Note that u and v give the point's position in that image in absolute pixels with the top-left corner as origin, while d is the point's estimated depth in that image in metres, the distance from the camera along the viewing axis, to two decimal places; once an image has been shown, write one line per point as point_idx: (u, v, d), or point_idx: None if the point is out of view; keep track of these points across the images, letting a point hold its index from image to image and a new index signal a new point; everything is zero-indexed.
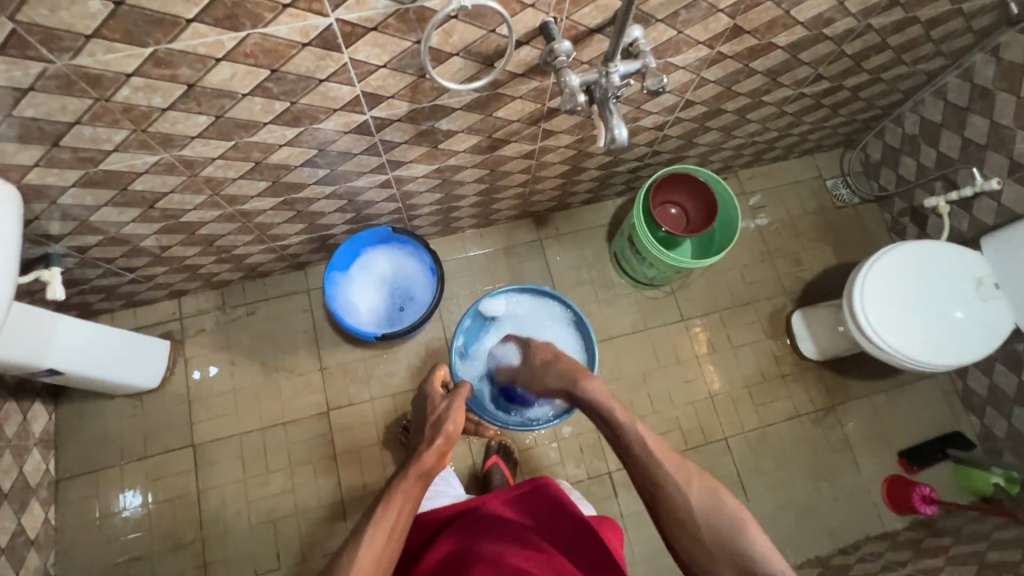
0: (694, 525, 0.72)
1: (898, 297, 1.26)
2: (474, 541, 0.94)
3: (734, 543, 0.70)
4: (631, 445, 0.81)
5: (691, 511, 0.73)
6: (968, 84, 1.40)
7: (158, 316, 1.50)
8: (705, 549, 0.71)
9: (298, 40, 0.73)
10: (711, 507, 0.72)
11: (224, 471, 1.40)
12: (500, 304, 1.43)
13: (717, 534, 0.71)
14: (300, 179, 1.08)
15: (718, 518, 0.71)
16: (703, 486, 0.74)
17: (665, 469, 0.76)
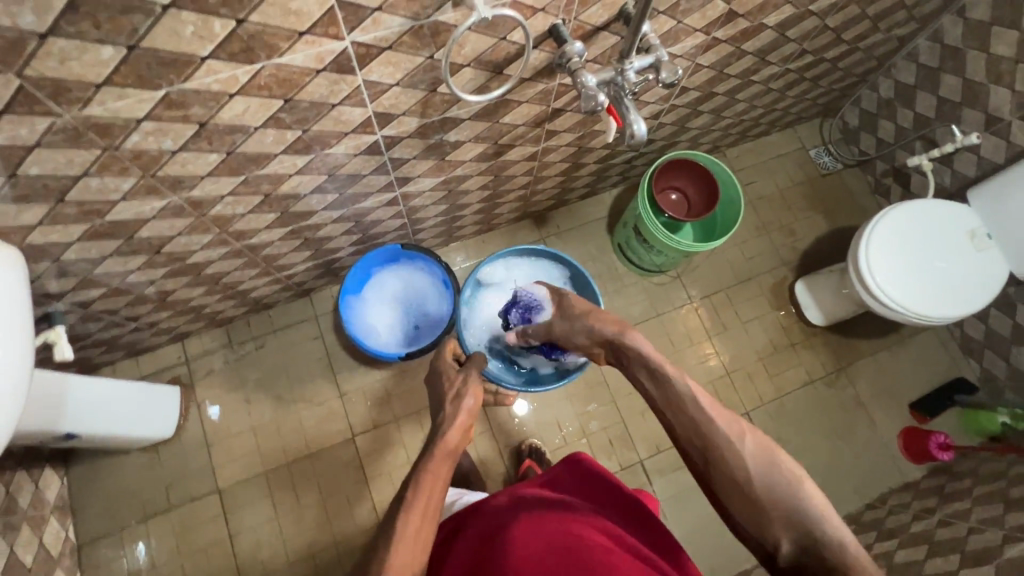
0: (750, 483, 0.68)
1: (901, 257, 1.30)
2: (516, 508, 0.93)
3: (793, 501, 0.66)
4: (680, 401, 0.75)
5: (748, 470, 0.68)
6: (938, 45, 1.45)
7: (162, 362, 1.44)
8: (761, 509, 0.67)
9: (312, 67, 0.71)
10: (766, 464, 0.68)
11: (253, 512, 1.36)
12: (499, 271, 1.36)
13: (773, 491, 0.67)
14: (308, 207, 1.06)
15: (774, 475, 0.68)
16: (758, 445, 0.70)
17: (716, 427, 0.71)
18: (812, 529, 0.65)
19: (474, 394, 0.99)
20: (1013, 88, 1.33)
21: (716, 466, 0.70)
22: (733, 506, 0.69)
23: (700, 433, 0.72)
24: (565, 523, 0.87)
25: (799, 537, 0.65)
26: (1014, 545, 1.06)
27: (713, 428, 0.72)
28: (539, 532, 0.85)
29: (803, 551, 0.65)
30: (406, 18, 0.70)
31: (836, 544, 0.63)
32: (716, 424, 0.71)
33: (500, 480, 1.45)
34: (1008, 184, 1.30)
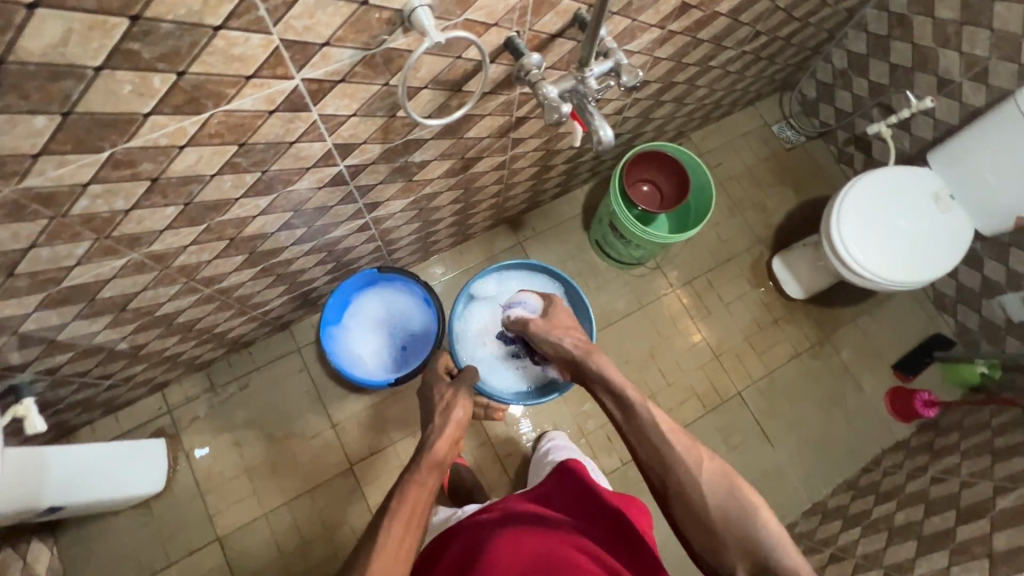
0: (705, 507, 0.76)
1: (872, 227, 1.32)
2: (495, 523, 0.95)
3: (743, 523, 0.74)
4: (644, 427, 0.84)
5: (704, 495, 0.76)
6: (885, 13, 1.48)
7: (142, 415, 1.39)
8: (716, 533, 0.74)
9: (264, 108, 0.68)
10: (720, 489, 0.76)
11: (258, 557, 1.33)
12: (491, 285, 1.38)
13: (726, 515, 0.75)
14: (277, 245, 1.02)
15: (728, 501, 0.75)
16: (714, 472, 0.78)
17: (675, 452, 0.80)
18: (759, 549, 0.72)
19: (462, 406, 1.05)
20: (960, 51, 1.36)
21: (673, 491, 0.78)
22: (687, 526, 0.76)
23: (661, 458, 0.81)
24: (538, 542, 0.89)
25: (747, 557, 0.72)
26: (1005, 496, 1.09)
27: (673, 455, 0.80)
28: (511, 549, 0.87)
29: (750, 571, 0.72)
30: (357, 49, 0.67)
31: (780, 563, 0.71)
32: (676, 450, 0.80)
33: (505, 491, 1.44)
34: (962, 146, 1.34)
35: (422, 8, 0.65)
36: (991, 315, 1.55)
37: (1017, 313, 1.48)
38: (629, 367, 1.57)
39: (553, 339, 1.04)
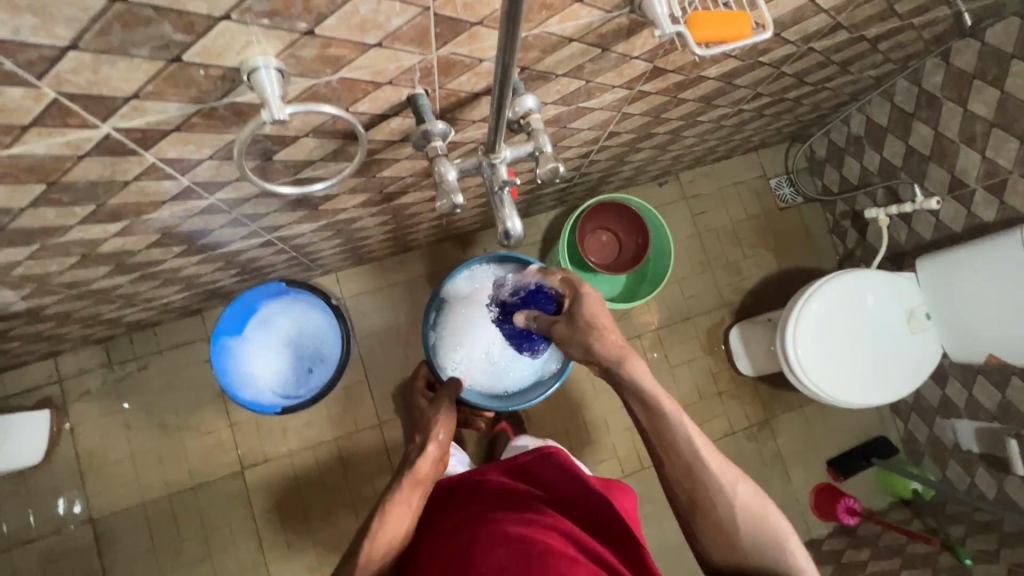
0: (737, 537, 0.66)
1: (831, 335, 1.21)
2: (477, 510, 0.82)
3: (775, 557, 0.65)
4: (677, 442, 0.70)
5: (738, 528, 0.66)
6: (915, 88, 1.29)
7: (30, 381, 1.32)
8: (742, 561, 0.66)
9: (67, 154, 0.55)
10: (755, 521, 0.66)
11: (132, 545, 1.31)
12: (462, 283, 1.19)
13: (758, 542, 0.65)
14: (152, 258, 0.91)
15: (762, 529, 0.66)
16: (749, 494, 0.68)
17: (709, 472, 0.68)
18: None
19: (444, 425, 1.01)
20: (983, 155, 1.20)
21: (700, 515, 0.68)
22: (710, 552, 0.67)
23: (697, 480, 0.68)
24: (515, 522, 0.75)
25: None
26: None
27: (711, 481, 0.68)
28: (492, 538, 0.73)
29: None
30: (183, 103, 0.53)
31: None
32: (712, 472, 0.68)
33: None
34: (955, 262, 1.21)
35: (267, 70, 0.51)
36: (941, 433, 1.46)
37: (966, 442, 1.39)
38: (555, 415, 1.50)
39: (593, 341, 0.76)
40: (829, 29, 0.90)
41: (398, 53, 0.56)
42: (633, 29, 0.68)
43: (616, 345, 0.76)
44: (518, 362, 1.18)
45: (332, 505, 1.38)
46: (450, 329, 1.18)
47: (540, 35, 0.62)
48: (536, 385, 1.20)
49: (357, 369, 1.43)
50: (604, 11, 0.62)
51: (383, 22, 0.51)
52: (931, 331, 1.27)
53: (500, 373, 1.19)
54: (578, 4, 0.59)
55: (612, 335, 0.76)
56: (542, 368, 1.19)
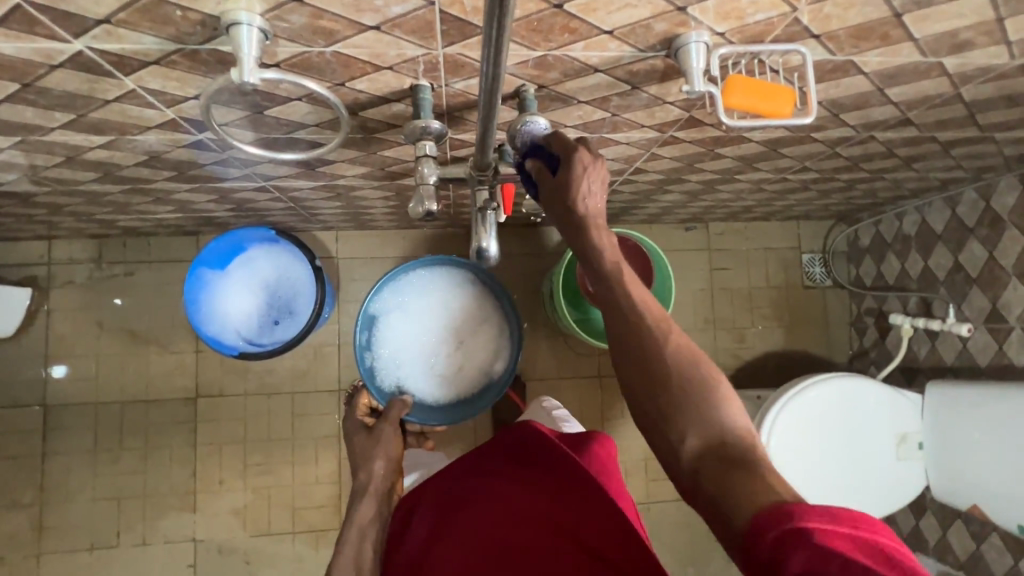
0: (667, 391, 0.54)
1: (812, 437, 1.13)
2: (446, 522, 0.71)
3: (707, 408, 0.53)
4: (615, 294, 0.58)
5: (673, 387, 0.54)
6: (982, 203, 1.19)
7: (22, 257, 1.34)
8: (677, 411, 0.53)
9: (40, 61, 0.53)
10: (687, 365, 0.55)
11: (75, 439, 1.34)
12: (390, 296, 1.05)
13: (686, 389, 0.54)
14: (143, 175, 0.89)
15: (691, 378, 0.54)
16: (680, 342, 0.56)
17: (643, 321, 0.57)
18: (728, 445, 0.52)
19: (384, 457, 0.92)
20: None
21: (636, 381, 0.56)
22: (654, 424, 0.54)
23: (631, 330, 0.56)
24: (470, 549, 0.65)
25: (709, 453, 0.51)
26: None
27: (648, 330, 0.56)
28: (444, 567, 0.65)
29: (709, 468, 0.50)
30: (161, 40, 0.50)
31: (748, 453, 0.51)
32: (646, 321, 0.57)
33: (329, 490, 1.39)
34: (968, 401, 1.10)
35: (248, 28, 0.47)
36: None
37: None
38: None
39: (578, 232, 0.59)
40: (896, 122, 0.82)
41: (398, 41, 0.52)
42: (668, 74, 0.62)
43: (603, 237, 0.59)
44: (464, 367, 1.07)
45: (272, 456, 1.38)
46: (385, 341, 1.04)
47: (561, 57, 0.56)
48: (487, 388, 1.07)
49: (331, 331, 1.42)
50: (637, 49, 0.56)
51: (381, 7, 0.47)
52: (920, 463, 1.18)
53: (448, 384, 1.06)
54: (606, 36, 0.53)
55: (590, 201, 0.58)
56: (489, 368, 1.08)
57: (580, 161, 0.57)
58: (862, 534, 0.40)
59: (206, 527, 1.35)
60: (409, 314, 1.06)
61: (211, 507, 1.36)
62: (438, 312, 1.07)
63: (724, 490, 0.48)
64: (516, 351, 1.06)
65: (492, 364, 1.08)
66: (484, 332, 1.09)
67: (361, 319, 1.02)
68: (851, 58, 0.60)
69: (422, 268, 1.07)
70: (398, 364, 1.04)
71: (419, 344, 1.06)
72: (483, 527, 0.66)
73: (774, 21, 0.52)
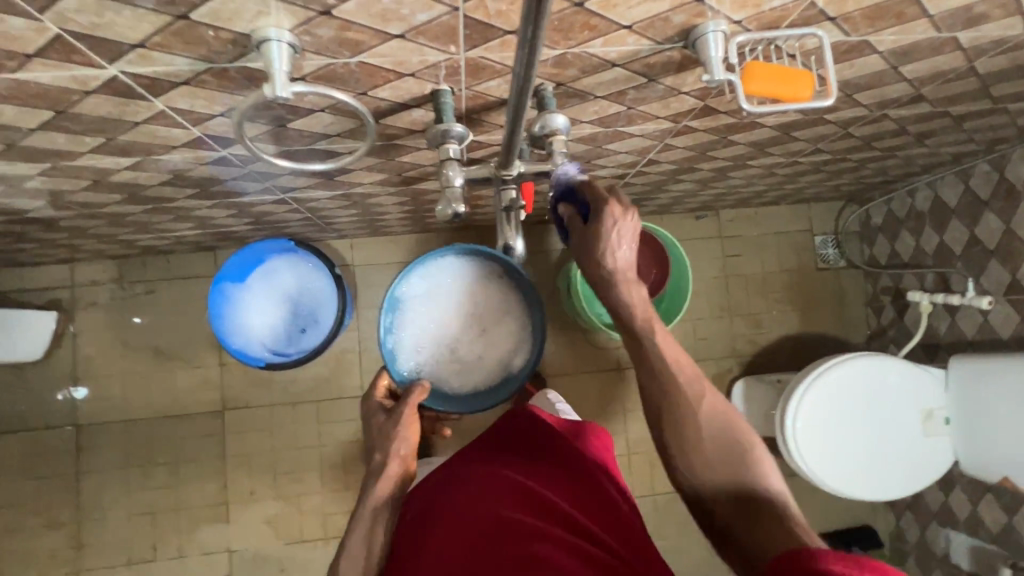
0: (699, 445, 0.66)
1: (837, 418, 1.14)
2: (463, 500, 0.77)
3: (737, 460, 0.66)
4: (650, 360, 0.71)
5: (706, 445, 0.66)
6: (995, 175, 1.18)
7: (45, 281, 1.37)
8: (705, 459, 0.66)
9: (75, 88, 0.54)
10: (719, 425, 0.67)
11: (107, 457, 1.36)
12: (417, 282, 1.07)
13: (719, 444, 0.66)
14: (166, 194, 0.91)
15: (722, 434, 0.67)
16: (712, 405, 0.69)
17: (677, 380, 0.69)
18: (753, 494, 0.64)
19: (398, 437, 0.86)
20: None
21: (671, 434, 0.68)
22: (683, 474, 0.67)
23: (666, 390, 0.69)
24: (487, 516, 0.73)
25: (737, 504, 0.63)
26: None
27: (683, 390, 0.69)
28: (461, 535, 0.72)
29: (736, 518, 0.63)
30: (193, 60, 0.51)
31: (772, 502, 0.62)
32: (680, 383, 0.69)
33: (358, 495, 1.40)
34: (993, 373, 1.10)
35: (278, 44, 0.48)
36: (932, 539, 1.37)
37: (957, 555, 1.31)
38: None
39: (611, 289, 0.71)
40: (909, 99, 0.82)
41: (422, 47, 0.53)
42: (685, 64, 0.63)
43: (633, 292, 0.71)
44: (485, 358, 1.09)
45: (301, 464, 1.40)
46: (409, 326, 1.06)
47: (580, 54, 0.57)
48: (505, 382, 1.09)
49: (351, 338, 1.43)
50: (655, 42, 0.57)
51: (406, 15, 0.48)
52: (947, 438, 1.18)
53: (468, 373, 1.08)
54: (625, 31, 0.54)
55: (620, 253, 0.69)
56: (509, 362, 1.09)
57: (610, 214, 0.66)
58: (877, 575, 0.45)
59: (240, 537, 1.37)
60: (434, 302, 1.08)
61: (243, 518, 1.38)
62: (462, 303, 1.09)
63: (753, 539, 0.60)
64: (538, 348, 1.07)
65: (512, 359, 1.09)
66: (506, 325, 1.10)
67: (388, 302, 1.03)
68: (866, 38, 0.60)
69: (450, 258, 1.08)
70: (420, 351, 1.07)
71: (441, 332, 1.08)
72: (493, 512, 0.73)
73: (791, 6, 0.53)
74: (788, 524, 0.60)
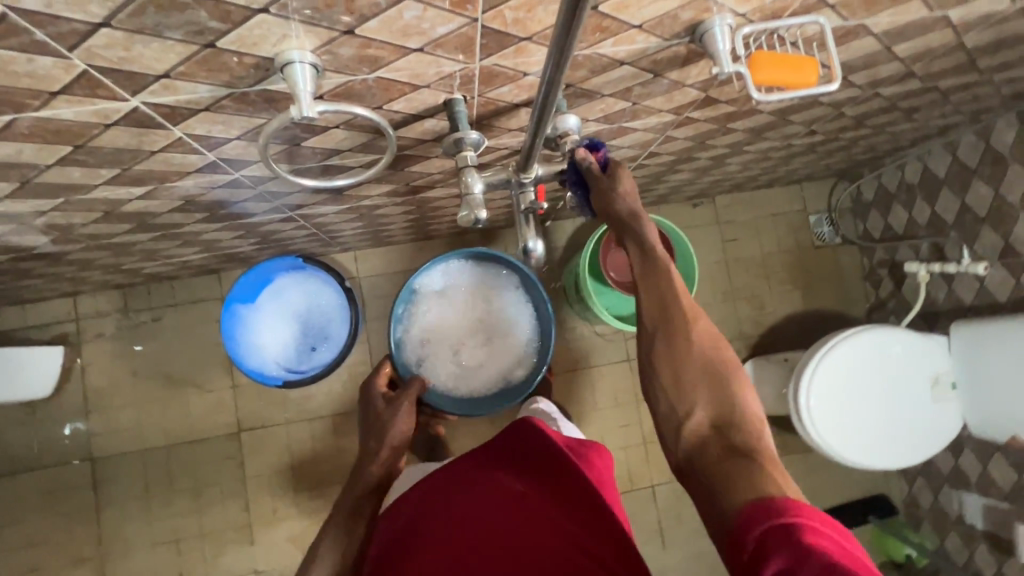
0: (691, 375, 0.62)
1: (848, 391, 1.17)
2: (453, 502, 0.73)
3: (726, 393, 0.62)
4: (653, 280, 0.65)
5: (691, 370, 0.63)
6: (982, 144, 1.22)
7: (49, 316, 1.35)
8: (692, 390, 0.62)
9: (96, 121, 0.54)
10: (709, 355, 0.63)
11: (126, 488, 1.35)
12: (436, 278, 1.10)
13: (710, 373, 0.62)
14: (176, 220, 0.91)
15: (714, 363, 0.63)
16: (706, 331, 0.64)
17: (676, 305, 0.64)
18: (732, 427, 0.61)
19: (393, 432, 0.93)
20: None
21: (660, 362, 0.63)
22: (667, 402, 0.63)
23: (658, 313, 0.64)
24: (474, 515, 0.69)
25: (721, 446, 0.60)
26: None
27: (679, 316, 0.64)
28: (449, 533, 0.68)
29: (714, 458, 0.59)
30: (215, 86, 0.51)
31: (755, 445, 0.59)
32: (680, 307, 0.64)
33: None
34: (994, 335, 1.14)
35: (301, 65, 0.49)
36: (946, 502, 1.41)
37: (971, 516, 1.34)
38: None
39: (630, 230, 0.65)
40: (901, 77, 0.85)
41: (439, 59, 0.54)
42: (690, 58, 0.64)
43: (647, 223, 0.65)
44: (487, 366, 1.10)
45: (322, 480, 1.40)
46: (420, 317, 1.09)
47: (591, 55, 0.59)
48: (500, 393, 1.09)
49: (362, 349, 1.43)
50: (662, 39, 0.58)
51: (426, 29, 0.49)
52: (954, 402, 1.21)
53: (466, 376, 1.10)
54: (635, 30, 0.55)
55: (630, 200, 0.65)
56: (508, 374, 1.10)
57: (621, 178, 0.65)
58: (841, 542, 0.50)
59: (266, 558, 1.37)
60: (447, 302, 1.10)
61: (269, 538, 1.38)
62: (473, 308, 1.11)
63: (724, 485, 0.57)
64: (539, 366, 1.08)
65: (512, 371, 1.10)
66: (514, 336, 1.11)
67: (405, 291, 1.06)
68: (863, 22, 0.62)
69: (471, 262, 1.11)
70: (424, 345, 1.09)
71: (448, 328, 1.10)
72: (471, 514, 0.69)
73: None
74: (770, 471, 0.57)
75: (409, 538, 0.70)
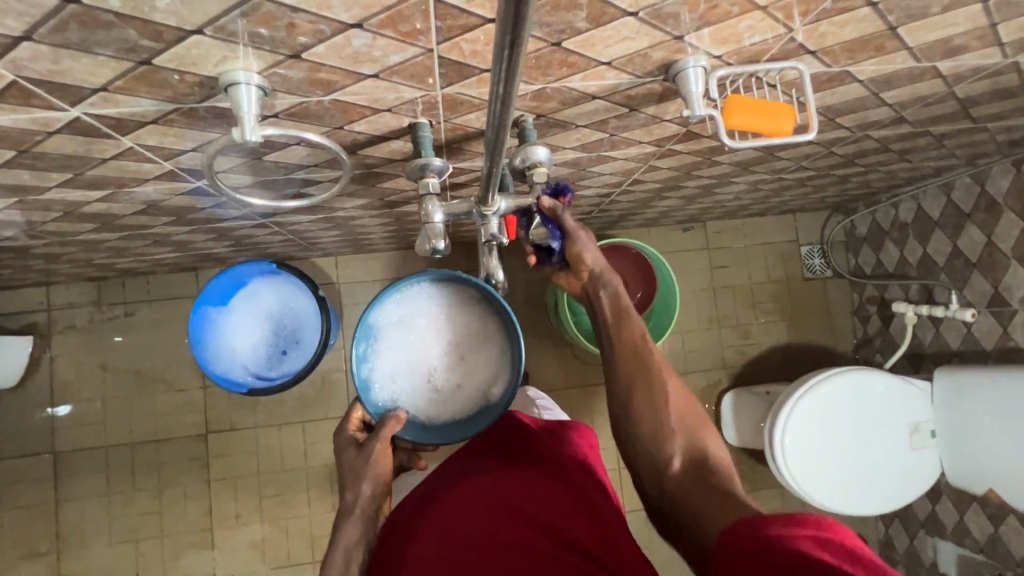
0: (666, 422, 0.67)
1: (825, 432, 1.14)
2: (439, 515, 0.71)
3: (696, 438, 0.66)
4: (626, 337, 0.71)
5: (670, 421, 0.67)
6: (977, 188, 1.20)
7: (21, 305, 1.33)
8: (669, 437, 0.66)
9: (37, 129, 0.52)
10: (681, 407, 0.68)
11: (87, 484, 1.33)
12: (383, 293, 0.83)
13: (683, 421, 0.67)
14: (142, 222, 0.89)
15: (685, 415, 0.68)
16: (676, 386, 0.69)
17: (649, 360, 0.70)
18: (706, 468, 0.63)
19: (374, 480, 0.77)
20: None
21: (637, 408, 0.68)
22: (643, 447, 0.66)
23: (634, 363, 0.69)
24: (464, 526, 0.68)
25: (699, 483, 0.62)
26: None
27: (650, 368, 0.69)
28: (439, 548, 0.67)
29: (691, 496, 0.61)
30: (158, 101, 0.49)
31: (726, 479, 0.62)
32: (653, 363, 0.70)
33: None
34: (978, 386, 1.11)
35: (247, 87, 0.47)
36: (920, 548, 1.38)
37: (945, 564, 1.31)
38: None
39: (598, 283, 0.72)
40: (891, 121, 0.82)
41: (397, 85, 0.52)
42: (666, 96, 0.62)
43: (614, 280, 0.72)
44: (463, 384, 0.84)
45: (288, 486, 1.38)
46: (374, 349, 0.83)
47: (560, 89, 0.56)
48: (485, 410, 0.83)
49: (337, 356, 1.41)
50: (634, 76, 0.56)
51: (379, 57, 0.46)
52: (934, 450, 1.19)
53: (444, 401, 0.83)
54: (604, 67, 0.53)
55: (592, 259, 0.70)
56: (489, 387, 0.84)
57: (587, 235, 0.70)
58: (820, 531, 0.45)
59: (225, 562, 1.35)
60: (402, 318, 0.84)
61: (229, 542, 1.35)
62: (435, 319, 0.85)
63: (699, 523, 0.58)
64: (515, 376, 0.83)
65: (487, 387, 0.84)
66: (488, 346, 0.85)
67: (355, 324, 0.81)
68: (847, 69, 0.60)
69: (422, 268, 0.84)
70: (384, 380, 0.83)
71: (400, 354, 0.83)
72: (461, 526, 0.68)
73: (770, 42, 0.52)
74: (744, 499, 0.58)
75: (401, 540, 0.71)
